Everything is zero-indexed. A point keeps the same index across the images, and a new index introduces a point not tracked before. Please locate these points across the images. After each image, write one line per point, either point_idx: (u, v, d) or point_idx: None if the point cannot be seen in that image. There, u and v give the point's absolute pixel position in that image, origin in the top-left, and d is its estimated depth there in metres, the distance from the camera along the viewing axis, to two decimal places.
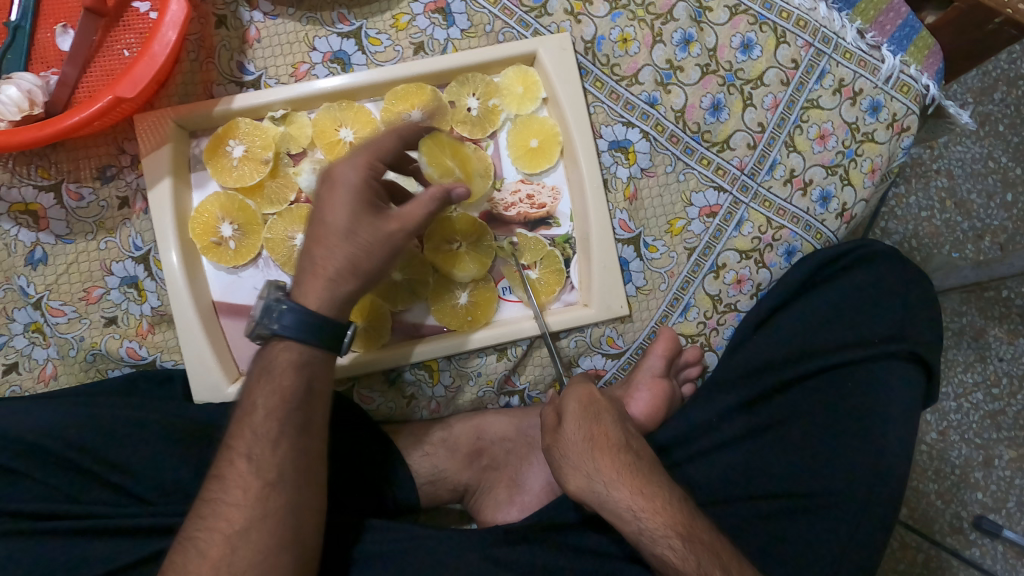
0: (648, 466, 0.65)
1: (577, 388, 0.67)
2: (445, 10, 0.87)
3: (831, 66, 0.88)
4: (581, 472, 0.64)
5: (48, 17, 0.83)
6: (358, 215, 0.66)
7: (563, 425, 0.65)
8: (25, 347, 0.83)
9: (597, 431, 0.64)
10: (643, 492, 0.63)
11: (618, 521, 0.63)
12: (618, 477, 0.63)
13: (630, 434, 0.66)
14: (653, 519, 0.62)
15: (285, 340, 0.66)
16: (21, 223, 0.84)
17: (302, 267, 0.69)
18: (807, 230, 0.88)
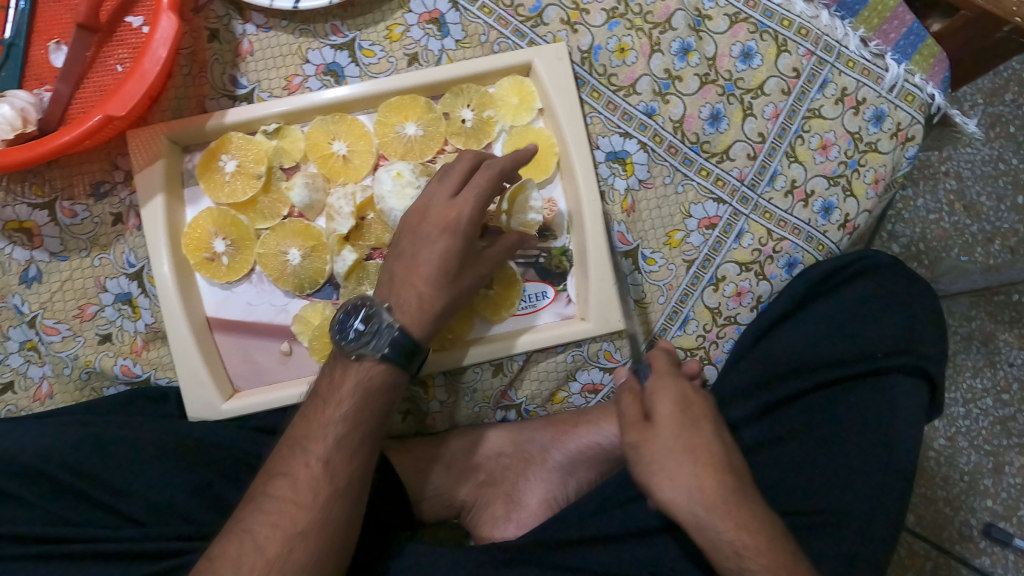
0: (746, 492, 0.63)
1: (671, 390, 0.66)
2: (439, 20, 0.86)
3: (833, 74, 0.86)
4: (682, 482, 0.61)
5: (41, 33, 0.82)
6: (465, 260, 0.68)
7: (659, 426, 0.64)
8: (21, 365, 0.83)
9: (696, 441, 0.63)
10: (749, 529, 0.60)
11: (714, 551, 0.61)
12: (721, 505, 0.61)
13: (728, 449, 0.65)
14: (755, 560, 0.60)
15: (385, 364, 0.65)
16: (16, 241, 0.83)
17: (390, 293, 0.67)
18: (809, 241, 0.87)
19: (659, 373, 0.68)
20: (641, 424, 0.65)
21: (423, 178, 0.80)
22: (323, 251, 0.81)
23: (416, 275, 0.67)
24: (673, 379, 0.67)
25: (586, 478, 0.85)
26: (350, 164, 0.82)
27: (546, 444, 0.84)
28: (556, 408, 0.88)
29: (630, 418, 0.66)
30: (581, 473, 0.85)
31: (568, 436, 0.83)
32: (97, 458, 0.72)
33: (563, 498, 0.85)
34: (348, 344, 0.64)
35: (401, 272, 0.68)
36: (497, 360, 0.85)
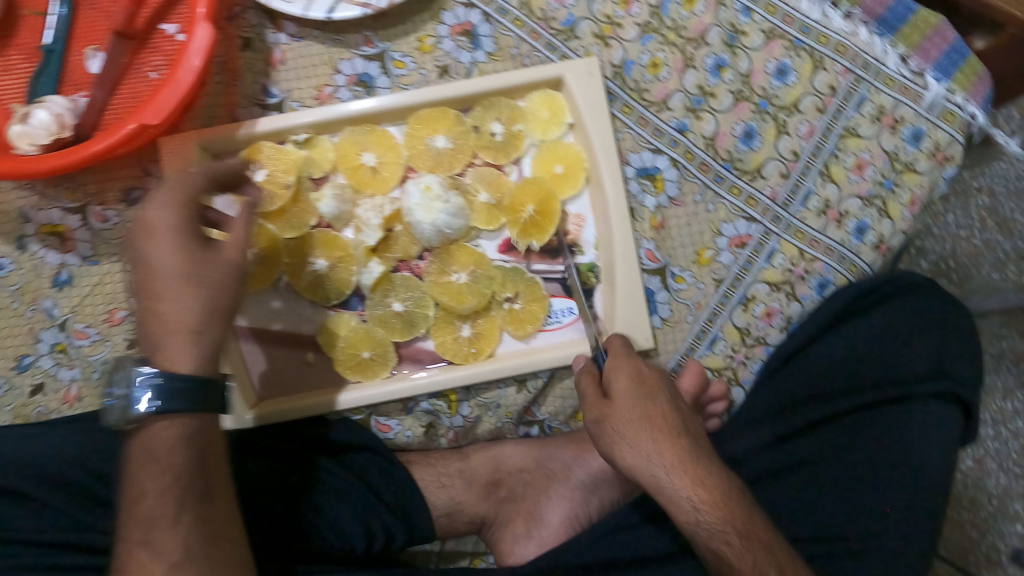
0: (706, 452, 0.65)
1: (625, 365, 0.67)
2: (471, 33, 0.85)
3: (870, 92, 0.85)
4: (640, 451, 0.63)
5: (79, 40, 0.83)
6: (189, 250, 0.58)
7: (616, 399, 0.65)
8: (51, 368, 0.84)
9: (653, 410, 0.64)
10: (705, 485, 0.62)
11: (676, 509, 0.63)
12: (680, 465, 0.63)
13: (684, 415, 0.66)
14: (712, 513, 0.62)
15: (168, 419, 0.57)
16: (49, 244, 0.84)
17: (149, 336, 0.58)
18: (842, 262, 0.85)
19: (617, 353, 0.69)
20: (600, 398, 0.67)
21: (451, 192, 0.80)
22: (350, 261, 0.81)
23: (158, 303, 0.57)
24: (629, 358, 0.68)
25: (609, 497, 0.85)
26: (379, 175, 0.82)
27: (569, 461, 0.84)
28: (579, 426, 0.87)
29: (590, 397, 0.67)
30: (603, 492, 0.84)
31: (591, 454, 0.84)
32: (126, 464, 0.72)
33: (584, 517, 0.84)
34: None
35: (144, 302, 0.58)
36: (521, 376, 0.84)
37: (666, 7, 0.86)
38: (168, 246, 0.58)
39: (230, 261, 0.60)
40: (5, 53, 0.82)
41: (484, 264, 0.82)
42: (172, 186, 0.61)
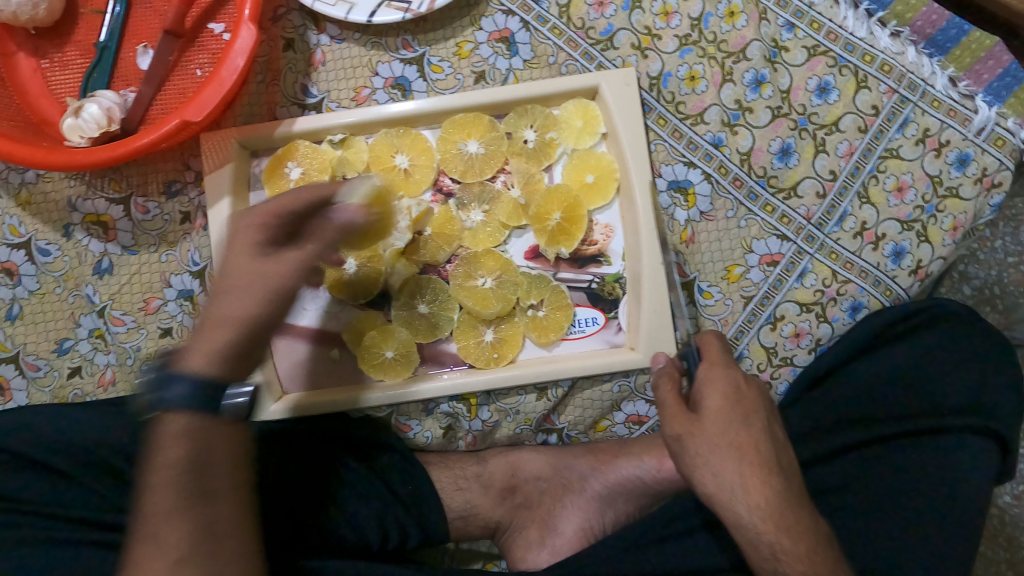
0: (795, 491, 0.59)
1: (720, 382, 0.62)
2: (509, 39, 0.86)
3: (916, 114, 0.83)
4: (727, 484, 0.58)
5: (132, 37, 0.86)
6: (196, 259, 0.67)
7: (705, 419, 0.60)
8: (88, 352, 0.87)
9: (746, 439, 0.59)
10: (790, 531, 0.57)
11: (753, 550, 0.58)
12: (766, 506, 0.57)
13: (778, 445, 0.61)
14: (794, 564, 0.57)
15: (176, 412, 0.54)
16: (92, 233, 0.87)
17: (213, 327, 0.57)
18: (876, 285, 0.83)
19: (712, 363, 0.64)
20: (686, 414, 0.61)
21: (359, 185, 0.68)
22: (378, 262, 0.82)
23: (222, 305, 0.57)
24: (725, 371, 0.63)
25: (624, 511, 0.83)
26: (411, 177, 0.83)
27: (586, 472, 0.83)
28: (598, 436, 0.87)
29: (675, 413, 0.62)
30: (619, 505, 0.83)
31: (608, 465, 0.82)
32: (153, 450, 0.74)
33: (599, 529, 0.83)
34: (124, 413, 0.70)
35: (229, 291, 0.57)
36: (541, 384, 0.84)
37: (707, 20, 0.85)
38: (291, 257, 0.58)
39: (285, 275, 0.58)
40: (64, 49, 0.86)
41: (510, 269, 0.82)
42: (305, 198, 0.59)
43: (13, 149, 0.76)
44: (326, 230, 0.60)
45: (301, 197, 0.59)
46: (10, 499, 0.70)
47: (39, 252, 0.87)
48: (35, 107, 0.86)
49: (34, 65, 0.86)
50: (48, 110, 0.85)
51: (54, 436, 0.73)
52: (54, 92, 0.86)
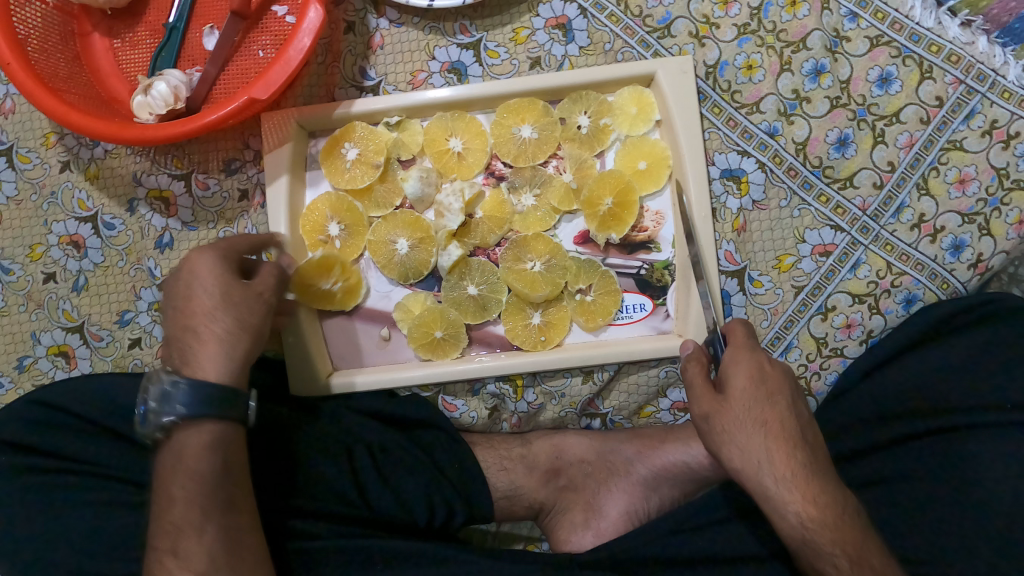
0: (822, 465, 0.60)
1: (746, 361, 0.62)
2: (566, 26, 0.86)
3: (983, 105, 0.82)
4: (752, 455, 0.59)
5: (199, 18, 0.90)
6: (230, 281, 0.67)
7: (730, 397, 0.61)
8: (148, 324, 0.90)
9: (770, 415, 0.60)
10: (816, 501, 0.57)
11: (783, 522, 0.58)
12: (791, 478, 0.58)
13: (805, 422, 0.61)
14: (823, 534, 0.57)
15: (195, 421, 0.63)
16: (155, 208, 0.90)
17: (196, 354, 0.65)
18: (932, 278, 0.83)
19: (737, 346, 0.64)
20: (714, 395, 0.63)
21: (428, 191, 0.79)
22: (430, 243, 0.83)
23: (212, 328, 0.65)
24: (751, 353, 0.63)
25: (669, 496, 0.84)
26: (464, 161, 0.84)
27: (631, 456, 0.84)
28: (642, 422, 0.88)
29: (704, 394, 0.63)
30: (664, 490, 0.84)
31: (653, 451, 0.83)
32: None
33: (643, 513, 0.84)
34: (149, 424, 0.64)
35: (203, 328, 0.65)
36: (587, 367, 0.84)
37: (767, 9, 0.85)
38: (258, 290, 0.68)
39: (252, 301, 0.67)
40: (135, 29, 0.91)
41: (560, 254, 0.82)
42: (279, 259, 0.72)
43: (88, 123, 0.80)
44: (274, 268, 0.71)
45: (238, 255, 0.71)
46: (92, 464, 0.77)
47: (105, 226, 0.90)
48: (106, 85, 0.91)
49: (108, 45, 0.91)
50: (120, 89, 0.90)
51: None
52: (124, 72, 0.91)
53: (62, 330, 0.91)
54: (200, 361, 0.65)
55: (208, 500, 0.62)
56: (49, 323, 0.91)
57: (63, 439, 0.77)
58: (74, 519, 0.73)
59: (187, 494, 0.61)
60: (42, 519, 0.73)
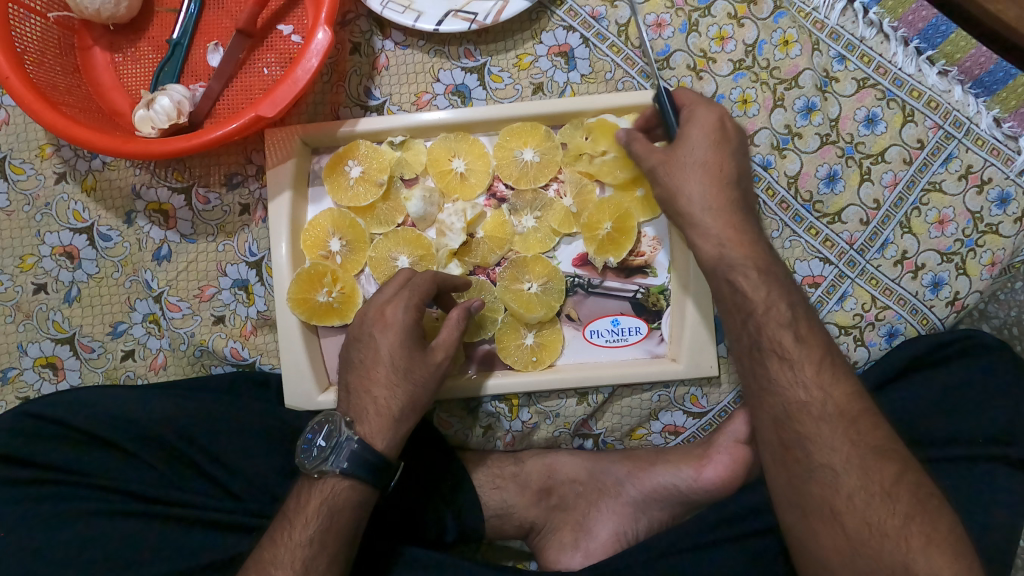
0: (745, 212, 0.70)
1: (706, 117, 0.70)
2: (568, 54, 0.89)
3: (959, 151, 0.86)
4: (688, 190, 0.68)
5: (203, 35, 0.91)
6: (410, 352, 0.72)
7: (680, 145, 0.70)
8: (142, 336, 0.90)
9: (713, 158, 0.69)
10: (735, 227, 0.68)
11: (702, 243, 0.68)
12: (713, 205, 0.68)
13: (741, 175, 0.71)
14: (737, 249, 0.67)
15: (349, 480, 0.69)
16: (154, 220, 0.90)
17: (352, 405, 0.72)
18: (913, 313, 0.86)
19: (695, 104, 0.72)
20: (663, 149, 0.70)
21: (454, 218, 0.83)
22: (430, 261, 0.84)
23: (374, 383, 0.72)
24: (710, 110, 0.71)
25: (658, 518, 0.85)
26: (467, 181, 0.85)
27: (622, 477, 0.84)
28: (633, 444, 0.89)
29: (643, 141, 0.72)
30: (653, 512, 0.84)
31: (644, 472, 0.83)
32: (212, 434, 0.79)
33: (632, 534, 0.85)
34: (310, 464, 0.69)
35: (358, 381, 0.73)
36: (582, 389, 0.86)
37: (761, 47, 0.88)
38: (401, 337, 0.72)
39: (432, 361, 0.73)
40: (137, 44, 0.92)
41: (557, 277, 0.84)
42: (414, 288, 0.74)
43: (93, 138, 0.80)
44: (450, 318, 0.75)
45: (381, 295, 0.75)
46: (85, 474, 0.77)
47: (101, 237, 0.90)
48: (107, 99, 0.91)
49: (108, 58, 0.91)
50: (121, 102, 0.90)
51: (125, 416, 0.78)
52: (126, 86, 0.91)
53: (51, 341, 0.90)
54: (362, 416, 0.71)
55: (331, 546, 0.68)
56: (37, 333, 0.90)
57: (56, 449, 0.77)
58: (66, 529, 0.73)
59: (313, 543, 0.68)
60: (39, 529, 0.73)
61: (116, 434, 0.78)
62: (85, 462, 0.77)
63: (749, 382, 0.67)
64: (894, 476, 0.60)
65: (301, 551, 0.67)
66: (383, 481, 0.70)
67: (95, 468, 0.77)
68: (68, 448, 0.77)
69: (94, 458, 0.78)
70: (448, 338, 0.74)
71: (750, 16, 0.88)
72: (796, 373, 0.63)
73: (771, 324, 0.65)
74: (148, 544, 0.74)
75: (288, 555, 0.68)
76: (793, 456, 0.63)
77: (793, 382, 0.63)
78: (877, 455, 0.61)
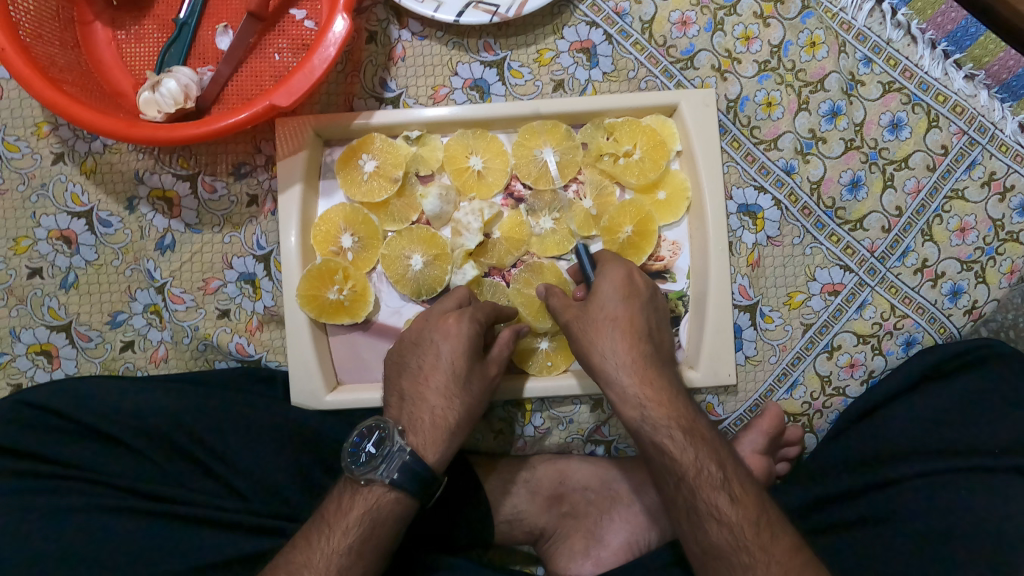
0: (660, 360, 0.70)
1: (615, 273, 0.71)
2: (590, 51, 0.86)
3: (983, 157, 0.85)
4: (604, 350, 0.68)
5: (211, 16, 0.88)
6: (472, 364, 0.72)
7: (596, 301, 0.70)
8: (142, 327, 0.87)
9: (623, 317, 0.69)
10: (661, 403, 0.66)
11: (623, 405, 0.67)
12: (630, 364, 0.67)
13: (653, 327, 0.71)
14: (657, 408, 0.66)
15: (395, 492, 0.66)
16: (157, 208, 0.87)
17: (405, 414, 0.70)
18: (931, 322, 0.85)
19: (609, 263, 0.73)
20: (578, 305, 0.71)
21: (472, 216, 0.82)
22: (445, 261, 0.81)
23: (433, 392, 0.70)
24: (623, 265, 0.72)
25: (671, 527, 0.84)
26: (484, 179, 0.83)
27: (636, 485, 0.85)
28: None
29: (566, 304, 0.71)
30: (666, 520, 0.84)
31: None
32: (216, 431, 0.76)
33: (644, 543, 0.83)
34: (358, 469, 0.66)
35: (415, 389, 0.71)
36: (596, 395, 0.85)
37: (787, 48, 0.86)
38: (463, 348, 0.71)
39: (488, 377, 0.73)
40: (141, 22, 0.88)
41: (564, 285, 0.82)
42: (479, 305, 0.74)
43: (95, 119, 0.76)
44: (504, 336, 0.75)
45: (442, 306, 0.75)
46: (85, 468, 0.74)
47: (101, 223, 0.87)
48: (108, 78, 0.87)
49: (110, 35, 0.88)
50: (123, 82, 0.87)
51: (126, 410, 0.75)
52: (128, 65, 0.87)
53: (46, 328, 0.86)
54: (416, 427, 0.69)
55: (368, 557, 0.66)
56: (31, 320, 0.86)
57: (55, 442, 0.74)
58: (63, 525, 0.70)
59: (351, 553, 0.65)
60: (31, 525, 0.70)
61: (119, 426, 0.75)
62: (86, 456, 0.74)
63: (681, 513, 0.66)
64: (795, 551, 0.62)
65: (337, 559, 0.65)
66: (428, 495, 0.68)
67: (94, 463, 0.74)
68: (67, 440, 0.75)
69: (95, 451, 0.75)
70: (503, 355, 0.75)
71: (776, 16, 0.86)
72: (733, 528, 0.63)
73: (688, 459, 0.65)
74: (147, 543, 0.71)
75: (322, 562, 0.65)
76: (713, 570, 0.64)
77: (731, 540, 0.63)
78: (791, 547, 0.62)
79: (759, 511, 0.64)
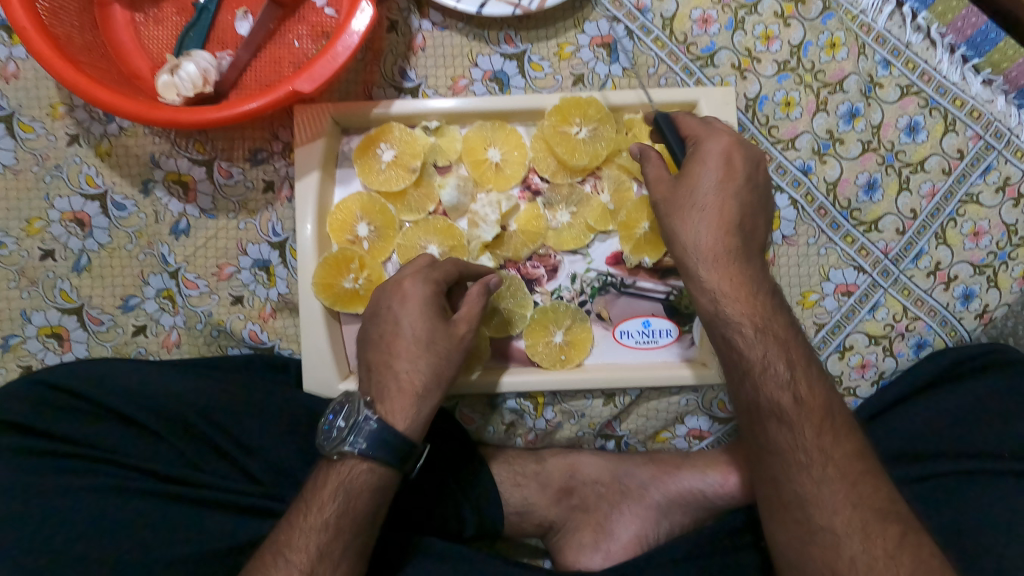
0: (751, 242, 0.66)
1: (714, 145, 0.67)
2: (611, 46, 0.86)
3: (998, 162, 0.86)
4: (686, 235, 0.65)
5: (230, 1, 0.87)
6: (433, 323, 0.71)
7: (685, 180, 0.66)
8: (154, 311, 0.86)
9: (711, 202, 0.65)
10: (745, 300, 0.63)
11: (699, 295, 0.65)
12: (713, 255, 0.64)
13: (753, 208, 0.67)
14: (737, 305, 0.63)
15: (367, 462, 0.66)
16: (173, 192, 0.87)
17: (374, 386, 0.70)
18: (942, 326, 0.86)
19: (695, 135, 0.69)
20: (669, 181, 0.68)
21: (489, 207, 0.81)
22: (461, 252, 0.82)
23: (395, 357, 0.70)
24: (717, 139, 0.67)
25: (679, 522, 0.84)
26: (502, 172, 0.83)
27: (646, 480, 0.84)
28: (655, 447, 0.88)
29: (658, 180, 0.69)
30: (675, 516, 0.84)
31: (669, 476, 0.83)
32: (232, 417, 0.77)
33: (653, 537, 0.84)
34: (329, 446, 0.67)
35: (380, 358, 0.71)
36: (610, 390, 0.85)
37: (807, 48, 0.86)
38: (421, 310, 0.71)
39: (457, 336, 0.71)
40: (160, 6, 0.87)
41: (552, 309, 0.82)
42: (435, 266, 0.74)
43: (115, 101, 0.75)
44: (472, 292, 0.74)
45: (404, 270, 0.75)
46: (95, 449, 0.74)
47: (115, 207, 0.86)
48: (127, 61, 0.86)
49: (128, 18, 0.87)
50: (141, 66, 0.86)
51: (140, 394, 0.75)
52: (147, 49, 0.87)
53: (58, 311, 0.86)
54: (383, 395, 0.69)
55: (348, 530, 0.66)
56: (44, 303, 0.86)
57: (67, 423, 0.74)
58: (78, 506, 0.70)
59: (329, 527, 0.65)
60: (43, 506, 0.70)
61: (132, 409, 0.75)
62: (98, 438, 0.74)
63: (742, 414, 0.64)
64: (853, 458, 0.60)
65: (316, 535, 0.65)
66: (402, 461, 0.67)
67: (106, 445, 0.74)
68: (80, 422, 0.74)
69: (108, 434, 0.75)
70: (472, 313, 0.73)
71: (797, 17, 0.86)
72: (793, 432, 0.61)
73: (769, 384, 0.62)
74: (161, 526, 0.71)
75: (302, 539, 0.65)
76: (776, 489, 0.62)
77: (791, 442, 0.61)
78: (854, 452, 0.61)
79: (824, 411, 0.61)
